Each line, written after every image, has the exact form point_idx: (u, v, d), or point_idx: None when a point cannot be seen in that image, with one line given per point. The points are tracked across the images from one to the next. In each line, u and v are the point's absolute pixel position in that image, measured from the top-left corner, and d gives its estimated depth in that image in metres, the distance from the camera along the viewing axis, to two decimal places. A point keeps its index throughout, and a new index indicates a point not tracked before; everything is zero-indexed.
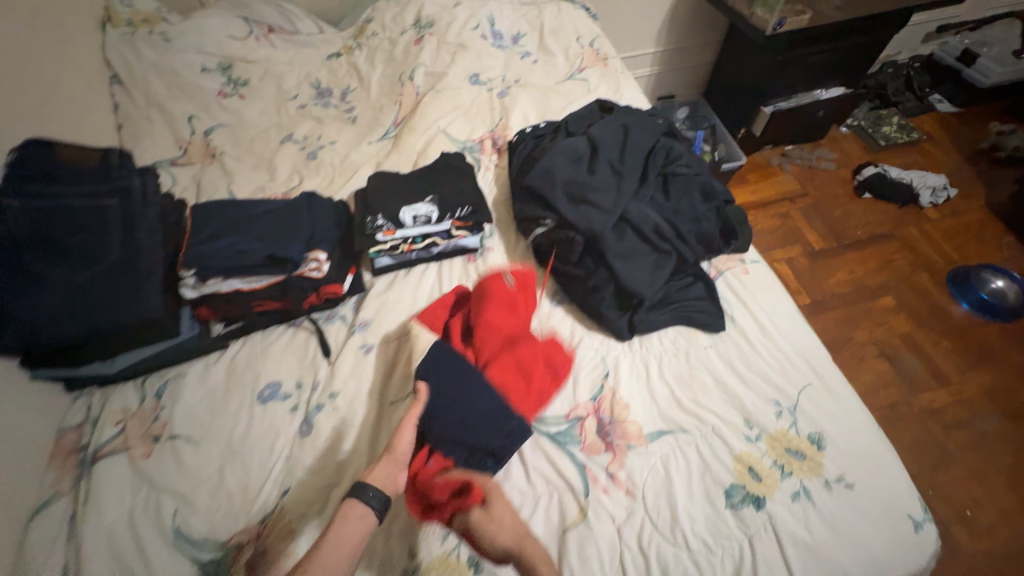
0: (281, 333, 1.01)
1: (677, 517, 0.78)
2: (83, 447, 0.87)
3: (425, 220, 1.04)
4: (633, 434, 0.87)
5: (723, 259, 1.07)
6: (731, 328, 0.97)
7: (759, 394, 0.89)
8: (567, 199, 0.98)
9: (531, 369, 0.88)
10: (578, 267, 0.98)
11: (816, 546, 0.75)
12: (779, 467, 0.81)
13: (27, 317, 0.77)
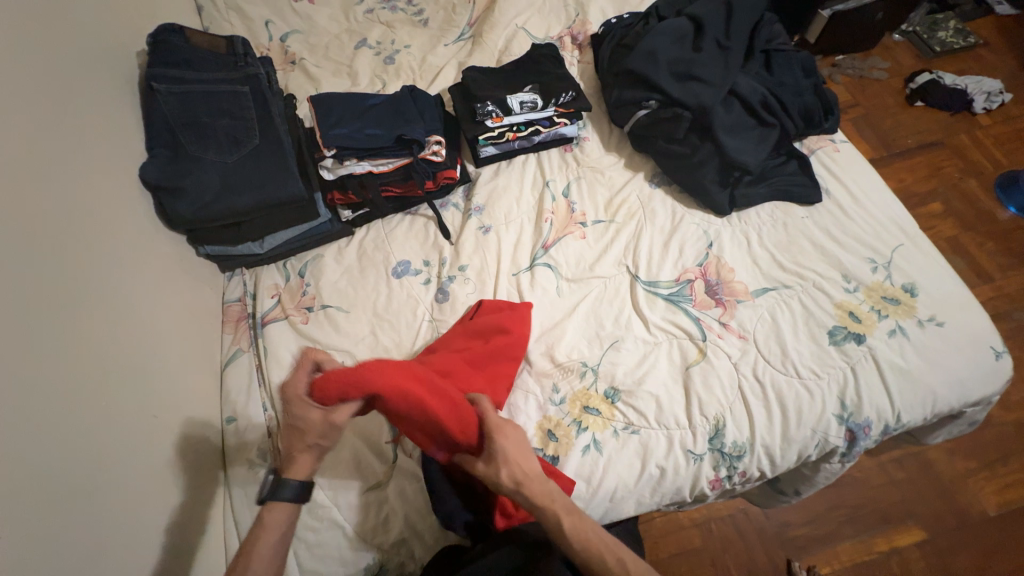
0: (400, 220, 1.08)
1: (787, 353, 0.89)
2: (250, 315, 0.98)
3: (531, 106, 1.08)
4: (740, 291, 0.96)
5: (814, 139, 1.11)
6: (826, 200, 1.04)
7: (855, 254, 0.97)
8: (671, 77, 1.03)
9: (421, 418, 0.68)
10: (681, 145, 1.03)
11: (910, 371, 0.86)
12: (876, 312, 0.91)
13: (194, 190, 0.88)
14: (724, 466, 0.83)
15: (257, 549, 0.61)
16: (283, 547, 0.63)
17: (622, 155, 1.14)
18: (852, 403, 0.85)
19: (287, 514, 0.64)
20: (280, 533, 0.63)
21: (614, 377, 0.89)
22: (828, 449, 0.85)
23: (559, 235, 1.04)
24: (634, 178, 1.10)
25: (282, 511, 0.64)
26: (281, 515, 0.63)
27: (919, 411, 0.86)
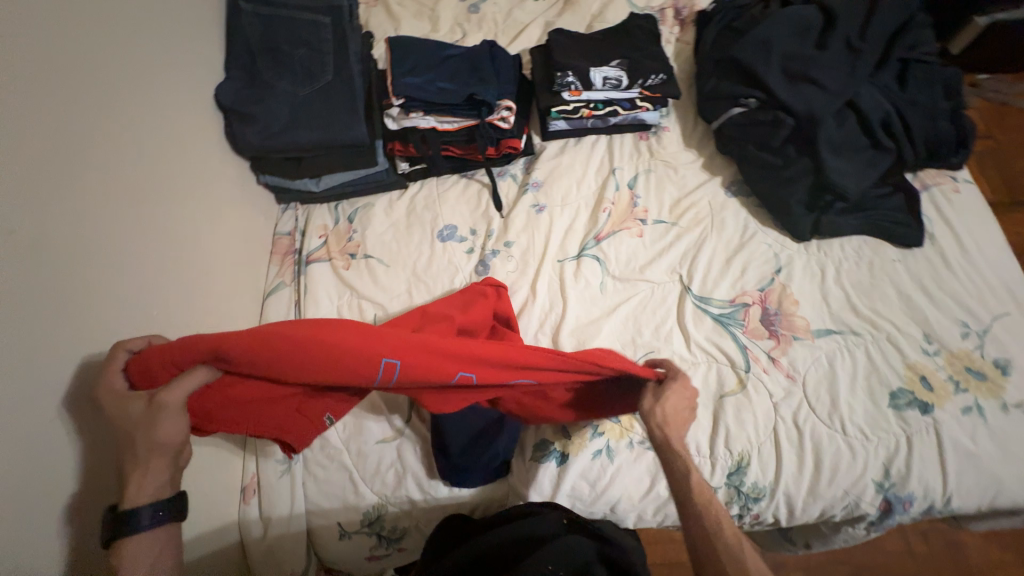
0: (455, 182, 1.05)
1: (837, 406, 0.81)
2: (296, 251, 1.00)
3: (614, 84, 0.99)
4: (800, 327, 0.87)
5: (932, 172, 0.96)
6: (927, 246, 0.91)
7: (947, 314, 0.85)
8: (782, 75, 0.91)
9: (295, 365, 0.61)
10: (774, 154, 0.93)
11: (977, 454, 0.77)
12: (953, 382, 0.81)
13: (262, 118, 0.88)
14: (737, 504, 0.79)
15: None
16: (164, 564, 0.56)
17: (702, 153, 1.04)
18: (897, 473, 0.77)
19: (150, 539, 0.56)
20: (147, 561, 0.55)
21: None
22: (856, 515, 0.79)
23: (615, 228, 0.98)
24: (710, 182, 1.01)
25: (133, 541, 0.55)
26: (141, 546, 0.55)
27: (974, 499, 0.77)
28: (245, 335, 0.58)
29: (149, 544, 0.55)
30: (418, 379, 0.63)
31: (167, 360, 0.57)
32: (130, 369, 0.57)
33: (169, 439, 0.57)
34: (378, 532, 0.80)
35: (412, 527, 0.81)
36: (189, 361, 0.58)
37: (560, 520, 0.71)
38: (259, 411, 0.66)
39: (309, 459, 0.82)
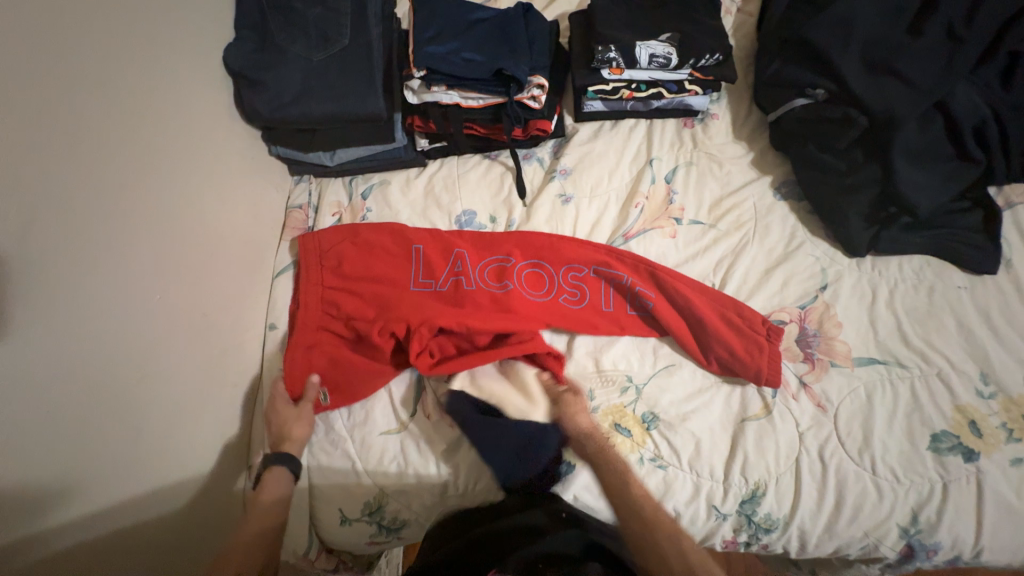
0: (477, 163, 0.98)
1: (870, 442, 0.75)
2: (309, 227, 0.95)
3: (661, 63, 0.88)
4: (840, 353, 0.80)
5: (1021, 187, 0.84)
6: (1001, 274, 0.81)
7: (1012, 353, 0.76)
8: (860, 64, 0.78)
9: (366, 249, 0.89)
10: (837, 156, 0.82)
11: (1019, 511, 0.71)
12: (1006, 431, 0.73)
13: (274, 86, 0.82)
14: (746, 533, 0.75)
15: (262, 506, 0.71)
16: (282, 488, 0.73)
17: (753, 147, 0.93)
18: (926, 520, 0.72)
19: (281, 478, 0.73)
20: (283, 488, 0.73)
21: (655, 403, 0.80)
22: (874, 556, 0.74)
23: (646, 227, 0.90)
24: (757, 181, 0.91)
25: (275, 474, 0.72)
26: (278, 478, 0.72)
27: (1007, 556, 0.71)
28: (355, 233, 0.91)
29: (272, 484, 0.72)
30: (431, 257, 0.88)
31: (314, 253, 0.89)
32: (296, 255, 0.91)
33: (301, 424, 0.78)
34: (378, 522, 0.79)
35: (413, 519, 0.79)
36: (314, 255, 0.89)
37: (560, 514, 0.70)
38: (315, 300, 0.86)
39: (314, 444, 0.81)
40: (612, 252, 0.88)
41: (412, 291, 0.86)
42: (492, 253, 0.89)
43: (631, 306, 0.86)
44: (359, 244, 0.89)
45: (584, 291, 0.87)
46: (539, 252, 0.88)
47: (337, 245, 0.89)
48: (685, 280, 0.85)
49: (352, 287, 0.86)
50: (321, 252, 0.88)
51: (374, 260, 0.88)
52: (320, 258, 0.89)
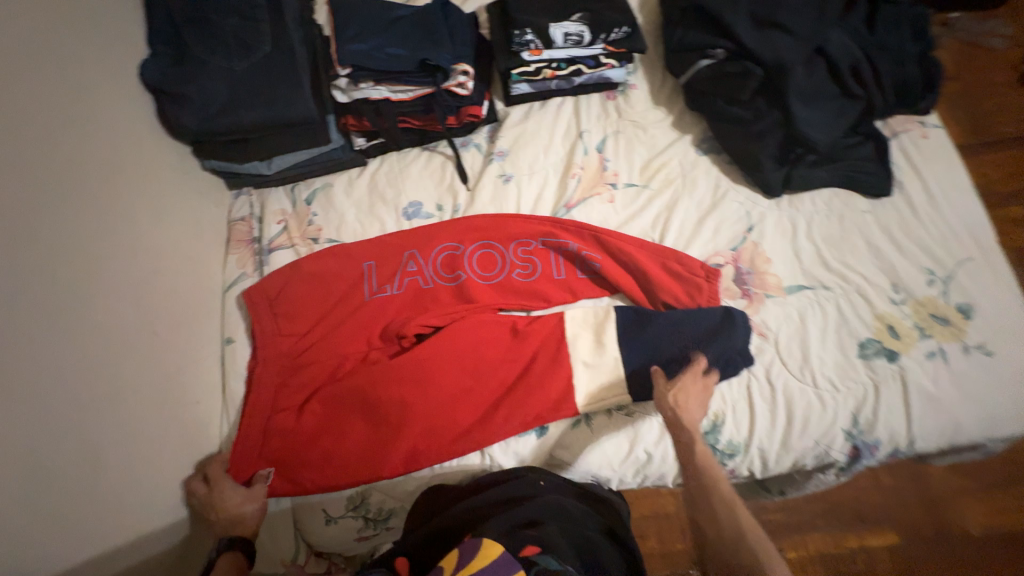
0: (417, 156, 1.00)
1: (808, 359, 0.82)
2: (255, 239, 0.95)
3: (576, 41, 0.94)
4: (772, 285, 0.87)
5: (902, 119, 0.95)
6: (896, 195, 0.91)
7: (914, 262, 0.86)
8: (750, 22, 0.87)
9: (320, 270, 0.89)
10: (743, 108, 0.89)
11: (939, 397, 0.80)
12: (919, 330, 0.82)
13: (197, 98, 0.81)
14: None
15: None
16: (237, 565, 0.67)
17: (671, 110, 1.00)
18: (865, 420, 0.80)
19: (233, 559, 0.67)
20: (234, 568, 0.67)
21: (611, 364, 0.81)
22: (826, 462, 0.81)
23: (585, 195, 0.96)
24: (679, 141, 0.98)
25: (232, 559, 0.67)
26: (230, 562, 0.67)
27: (935, 440, 0.80)
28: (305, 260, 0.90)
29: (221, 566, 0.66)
30: (386, 270, 0.90)
31: (266, 292, 0.87)
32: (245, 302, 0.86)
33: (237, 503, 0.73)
34: (364, 515, 0.79)
35: (399, 507, 0.81)
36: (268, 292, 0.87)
37: (538, 482, 0.73)
38: (279, 347, 0.84)
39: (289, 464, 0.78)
40: (554, 222, 0.92)
41: (373, 304, 0.87)
42: (443, 245, 0.91)
43: (580, 269, 0.91)
44: (313, 263, 0.89)
45: (535, 265, 0.90)
46: (488, 235, 0.92)
47: (287, 273, 0.89)
48: (623, 235, 0.91)
49: (318, 320, 0.87)
50: (274, 285, 0.88)
51: (329, 274, 0.89)
52: (274, 291, 0.88)
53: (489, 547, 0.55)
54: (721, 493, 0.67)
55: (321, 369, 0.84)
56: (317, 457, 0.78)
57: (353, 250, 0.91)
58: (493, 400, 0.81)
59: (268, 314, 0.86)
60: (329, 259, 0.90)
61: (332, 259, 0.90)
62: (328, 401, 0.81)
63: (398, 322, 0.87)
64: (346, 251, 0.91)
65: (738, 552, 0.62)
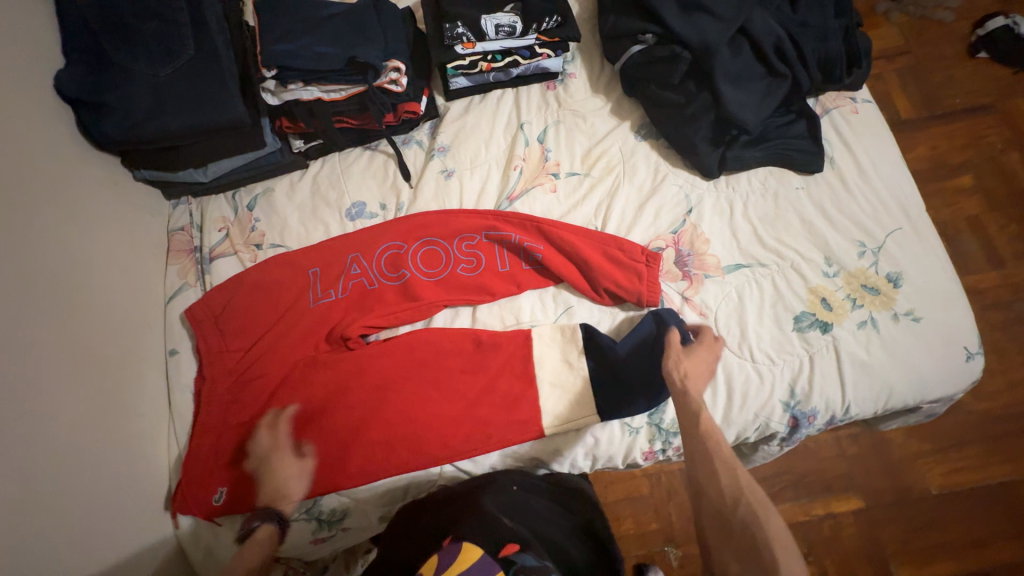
0: (358, 155, 1.00)
1: (746, 335, 0.84)
2: (196, 248, 0.93)
3: (508, 32, 0.94)
4: (711, 265, 0.89)
5: (833, 96, 0.97)
6: (828, 171, 0.93)
7: (846, 236, 0.88)
8: (676, 6, 0.87)
9: (263, 280, 0.88)
10: (676, 92, 0.90)
11: (870, 364, 0.83)
12: (851, 301, 0.85)
13: (120, 106, 0.80)
14: (660, 440, 0.83)
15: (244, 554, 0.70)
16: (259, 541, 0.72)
17: (610, 97, 1.01)
18: (801, 391, 0.82)
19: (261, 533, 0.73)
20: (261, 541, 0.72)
21: (555, 358, 0.84)
22: (768, 433, 0.84)
23: (528, 186, 0.96)
24: (619, 127, 0.99)
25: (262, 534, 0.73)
26: (264, 536, 0.72)
27: (870, 405, 0.83)
28: (247, 272, 0.89)
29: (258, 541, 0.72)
30: (331, 276, 0.89)
31: (208, 307, 0.86)
32: (187, 321, 0.86)
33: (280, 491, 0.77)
34: (317, 517, 0.80)
35: (353, 506, 0.81)
36: (210, 308, 0.86)
37: (511, 485, 0.77)
38: (224, 361, 0.84)
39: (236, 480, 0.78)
40: (496, 214, 0.93)
41: (318, 310, 0.87)
42: (386, 246, 0.91)
43: (526, 260, 0.91)
44: (256, 275, 0.89)
45: (481, 259, 0.91)
46: (430, 234, 0.92)
47: (229, 287, 0.88)
48: (564, 224, 0.91)
49: (262, 331, 0.86)
50: (217, 299, 0.87)
51: (271, 284, 0.88)
52: (216, 304, 0.87)
53: (469, 550, 0.63)
54: (718, 449, 0.67)
55: (268, 382, 0.83)
56: (275, 467, 0.78)
57: (295, 256, 0.90)
58: (445, 401, 0.82)
59: (212, 329, 0.85)
60: (272, 269, 0.89)
61: (276, 267, 0.89)
62: (281, 412, 0.81)
63: (342, 328, 0.86)
64: (290, 258, 0.90)
65: (735, 510, 0.62)
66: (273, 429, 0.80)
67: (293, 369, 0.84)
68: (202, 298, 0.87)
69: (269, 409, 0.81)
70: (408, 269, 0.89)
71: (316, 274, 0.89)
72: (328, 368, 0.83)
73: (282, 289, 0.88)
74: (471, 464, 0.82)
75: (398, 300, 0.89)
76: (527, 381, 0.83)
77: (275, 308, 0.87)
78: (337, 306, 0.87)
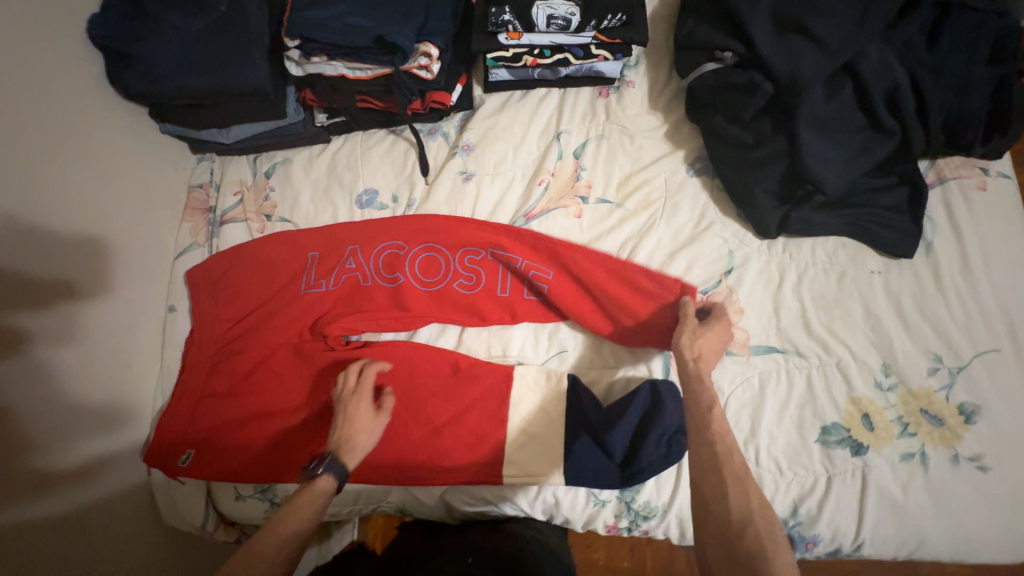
0: (381, 139, 0.94)
1: (756, 434, 0.72)
2: (210, 208, 0.94)
3: (562, 25, 0.80)
4: (737, 341, 0.75)
5: (956, 160, 0.77)
6: (920, 257, 0.74)
7: (919, 343, 0.71)
8: (771, 23, 0.71)
9: (263, 256, 0.87)
10: (744, 129, 0.75)
11: (905, 506, 0.68)
12: (901, 424, 0.69)
13: (147, 59, 0.79)
14: (627, 518, 0.75)
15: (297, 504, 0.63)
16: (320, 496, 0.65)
17: (668, 118, 0.86)
18: (806, 513, 0.70)
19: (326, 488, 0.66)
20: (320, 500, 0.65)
21: (532, 405, 0.77)
22: None
23: (549, 206, 0.85)
24: (670, 156, 0.84)
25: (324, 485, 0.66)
26: (326, 486, 0.66)
27: (890, 550, 0.69)
28: (249, 245, 0.88)
29: (315, 495, 0.65)
30: (327, 266, 0.86)
31: (209, 275, 0.87)
32: (187, 283, 0.88)
33: (361, 444, 0.71)
34: (271, 500, 0.80)
35: None
36: (210, 274, 0.88)
37: (465, 558, 0.69)
38: (213, 331, 0.85)
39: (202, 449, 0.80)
40: (506, 229, 0.84)
41: (306, 300, 0.84)
42: (386, 246, 0.86)
43: (527, 291, 0.83)
44: (256, 249, 0.88)
45: (481, 279, 0.84)
46: (433, 241, 0.85)
47: (230, 257, 0.88)
48: (581, 258, 0.80)
49: (252, 308, 0.86)
50: (217, 267, 0.88)
51: (271, 263, 0.87)
52: (216, 272, 0.88)
53: None
54: (728, 459, 0.58)
55: (246, 360, 0.83)
56: (238, 445, 0.79)
57: (297, 238, 0.88)
58: (410, 421, 0.79)
59: (208, 296, 0.86)
60: (273, 247, 0.88)
61: (277, 245, 0.88)
62: (252, 393, 0.81)
63: (326, 322, 0.83)
64: (293, 238, 0.88)
65: (741, 535, 0.52)
66: (241, 410, 0.81)
67: (273, 353, 0.83)
68: (207, 262, 0.88)
69: (242, 388, 0.82)
70: (403, 275, 0.84)
71: (313, 261, 0.87)
72: (303, 361, 0.82)
73: (279, 269, 0.87)
74: (424, 493, 0.79)
75: (386, 307, 0.84)
76: (497, 421, 0.77)
77: (268, 288, 0.86)
78: (326, 298, 0.85)
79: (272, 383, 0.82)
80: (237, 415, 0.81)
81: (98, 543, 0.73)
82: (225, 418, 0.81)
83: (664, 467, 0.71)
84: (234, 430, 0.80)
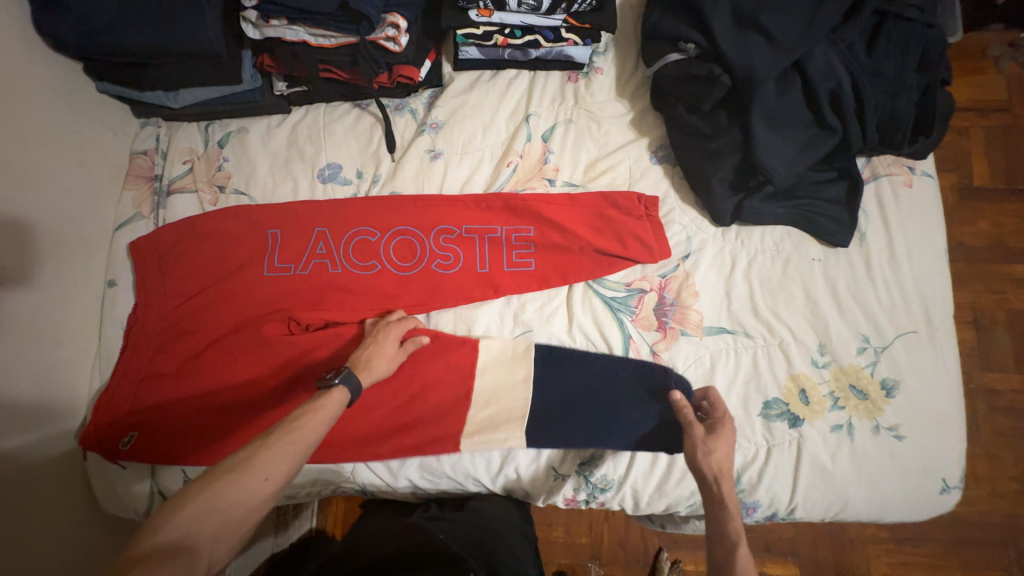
0: (345, 112, 0.91)
1: None
2: (156, 176, 0.88)
3: (532, 6, 0.81)
4: (692, 323, 0.79)
5: (888, 159, 0.84)
6: (854, 247, 0.81)
7: (850, 325, 0.78)
8: (730, 18, 0.74)
9: (217, 230, 0.83)
10: (703, 119, 0.79)
11: (833, 473, 0.74)
12: (832, 399, 0.76)
13: (82, 9, 0.72)
14: (584, 491, 0.78)
15: (307, 413, 0.60)
16: (329, 409, 0.62)
17: (634, 106, 0.89)
18: (748, 481, 0.75)
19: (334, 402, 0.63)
20: (331, 411, 0.62)
21: (495, 384, 0.78)
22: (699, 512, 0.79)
23: (516, 188, 0.85)
24: (635, 142, 0.87)
25: (336, 397, 0.63)
26: (337, 398, 0.63)
27: (818, 512, 0.76)
28: (200, 219, 0.83)
29: (327, 406, 0.62)
30: (286, 242, 0.83)
31: (155, 249, 0.82)
32: (132, 257, 0.82)
33: (377, 366, 0.71)
34: None
35: None
36: (157, 247, 0.82)
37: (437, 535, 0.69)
38: (161, 308, 0.80)
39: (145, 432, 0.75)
40: (479, 204, 0.85)
41: (265, 276, 0.81)
42: (352, 223, 0.84)
43: (508, 261, 0.82)
44: (209, 222, 0.83)
45: (452, 257, 0.83)
46: (401, 219, 0.84)
47: (180, 229, 0.83)
48: (556, 234, 0.82)
49: (202, 285, 0.81)
50: (166, 239, 0.82)
51: (226, 237, 0.83)
52: (163, 246, 0.82)
53: None
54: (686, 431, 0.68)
55: (198, 338, 0.78)
56: (187, 426, 0.76)
57: (254, 212, 0.84)
58: (373, 401, 0.78)
59: (155, 270, 0.81)
60: (228, 220, 0.83)
61: (233, 218, 0.83)
62: (203, 372, 0.77)
63: (286, 299, 0.80)
64: (251, 212, 0.84)
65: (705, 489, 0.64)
66: (192, 390, 0.76)
67: (226, 330, 0.79)
68: (153, 235, 0.83)
69: (192, 368, 0.77)
70: (373, 254, 0.83)
71: (271, 236, 0.83)
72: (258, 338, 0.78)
73: (235, 244, 0.83)
74: (387, 473, 0.78)
75: (349, 285, 0.81)
76: (461, 400, 0.78)
77: (221, 262, 0.82)
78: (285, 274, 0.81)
79: (225, 361, 0.77)
80: (186, 396, 0.77)
81: (30, 533, 0.68)
82: (174, 397, 0.76)
83: (621, 442, 0.75)
84: (184, 411, 0.76)
